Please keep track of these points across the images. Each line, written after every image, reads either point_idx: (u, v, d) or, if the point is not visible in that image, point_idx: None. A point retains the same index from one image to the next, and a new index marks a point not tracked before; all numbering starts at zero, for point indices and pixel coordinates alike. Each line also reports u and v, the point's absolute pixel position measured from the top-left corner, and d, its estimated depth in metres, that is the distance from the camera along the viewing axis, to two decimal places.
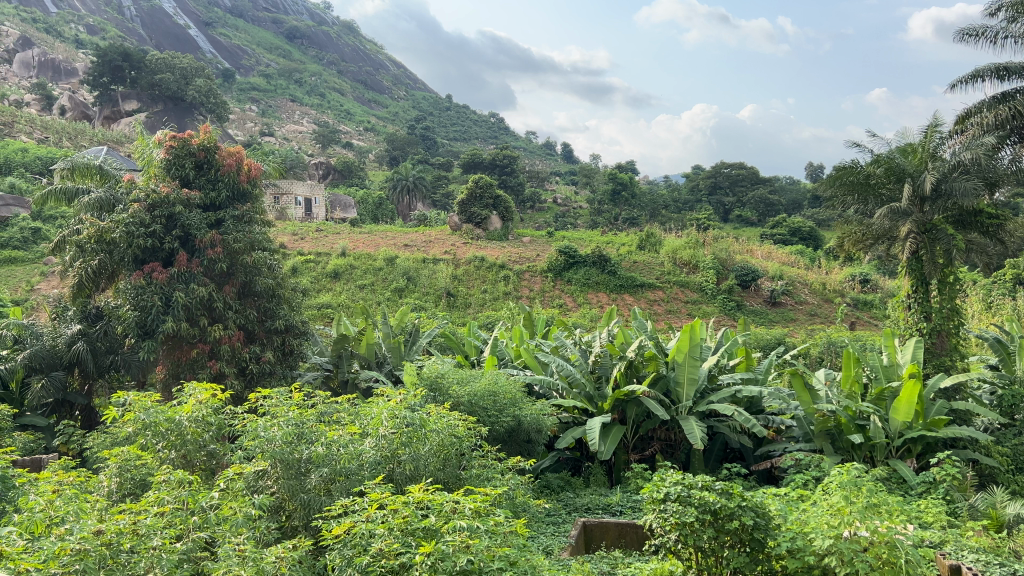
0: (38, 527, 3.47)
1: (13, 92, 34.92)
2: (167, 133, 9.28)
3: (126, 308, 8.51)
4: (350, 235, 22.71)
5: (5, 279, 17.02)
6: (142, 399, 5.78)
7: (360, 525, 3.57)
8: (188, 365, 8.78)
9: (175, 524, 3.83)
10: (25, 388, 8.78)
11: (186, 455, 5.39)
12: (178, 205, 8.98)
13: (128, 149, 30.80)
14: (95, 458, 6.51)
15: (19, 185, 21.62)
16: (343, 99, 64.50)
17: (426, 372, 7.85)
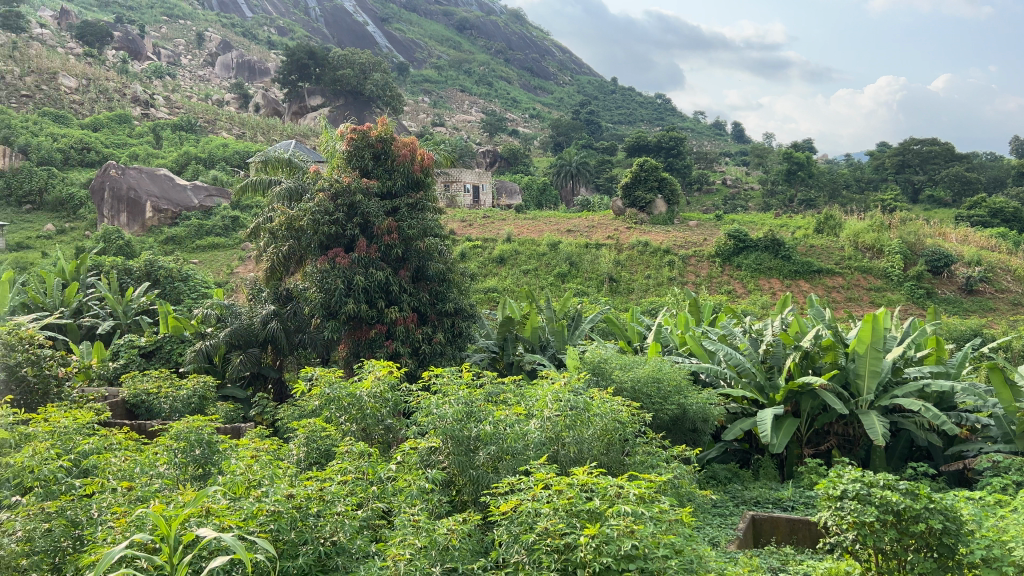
0: (239, 488, 3.82)
1: (215, 93, 38.36)
2: (348, 126, 9.81)
3: (312, 290, 9.16)
4: (515, 221, 23.14)
5: (210, 263, 18.76)
6: (328, 374, 6.23)
7: (525, 503, 3.64)
8: (366, 344, 9.30)
9: (357, 492, 4.10)
10: (227, 363, 9.78)
11: (365, 428, 5.74)
12: (358, 193, 9.47)
13: (314, 142, 32.98)
14: (286, 429, 7.09)
15: (220, 178, 23.78)
16: (510, 87, 65.54)
17: (589, 357, 7.89)
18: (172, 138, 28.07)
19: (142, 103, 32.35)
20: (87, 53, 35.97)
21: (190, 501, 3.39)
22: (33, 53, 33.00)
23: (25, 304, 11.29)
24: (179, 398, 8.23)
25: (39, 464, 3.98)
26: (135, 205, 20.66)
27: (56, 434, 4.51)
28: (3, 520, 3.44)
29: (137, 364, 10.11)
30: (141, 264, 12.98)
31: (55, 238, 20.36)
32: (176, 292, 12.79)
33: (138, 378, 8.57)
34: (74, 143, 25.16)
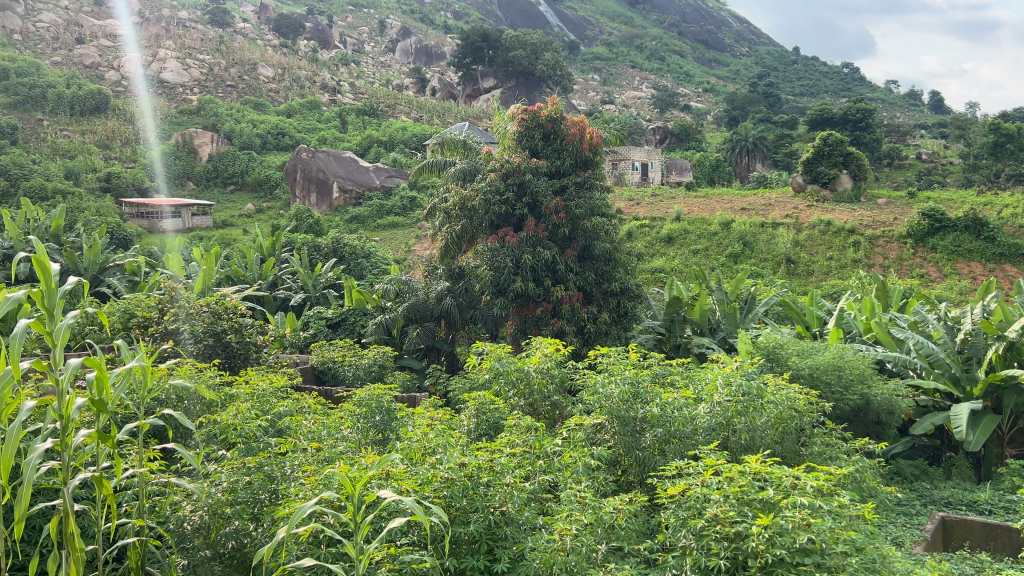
0: (415, 455, 4.01)
1: (395, 78, 40.30)
2: (519, 107, 9.97)
3: (483, 268, 9.45)
4: (686, 199, 22.57)
5: (389, 241, 19.72)
6: (498, 349, 6.40)
7: (694, 488, 3.56)
8: (533, 321, 9.45)
9: (525, 465, 4.20)
10: (404, 335, 10.29)
11: (533, 403, 5.85)
12: (528, 173, 9.63)
13: (487, 124, 33.70)
14: (458, 400, 7.39)
15: (399, 160, 24.90)
16: (683, 61, 63.70)
17: (763, 341, 7.57)
18: (357, 122, 29.71)
19: (329, 90, 34.48)
20: (283, 44, 38.82)
21: (370, 464, 3.60)
22: (236, 46, 36.19)
23: (230, 277, 12.37)
24: (361, 366, 8.79)
25: (242, 423, 4.38)
26: (323, 185, 22.21)
27: (256, 395, 4.94)
28: (212, 471, 3.83)
29: (324, 334, 10.87)
30: (329, 241, 13.88)
31: (255, 217, 22.23)
32: (359, 268, 13.61)
33: (325, 347, 9.20)
34: (271, 129, 27.32)
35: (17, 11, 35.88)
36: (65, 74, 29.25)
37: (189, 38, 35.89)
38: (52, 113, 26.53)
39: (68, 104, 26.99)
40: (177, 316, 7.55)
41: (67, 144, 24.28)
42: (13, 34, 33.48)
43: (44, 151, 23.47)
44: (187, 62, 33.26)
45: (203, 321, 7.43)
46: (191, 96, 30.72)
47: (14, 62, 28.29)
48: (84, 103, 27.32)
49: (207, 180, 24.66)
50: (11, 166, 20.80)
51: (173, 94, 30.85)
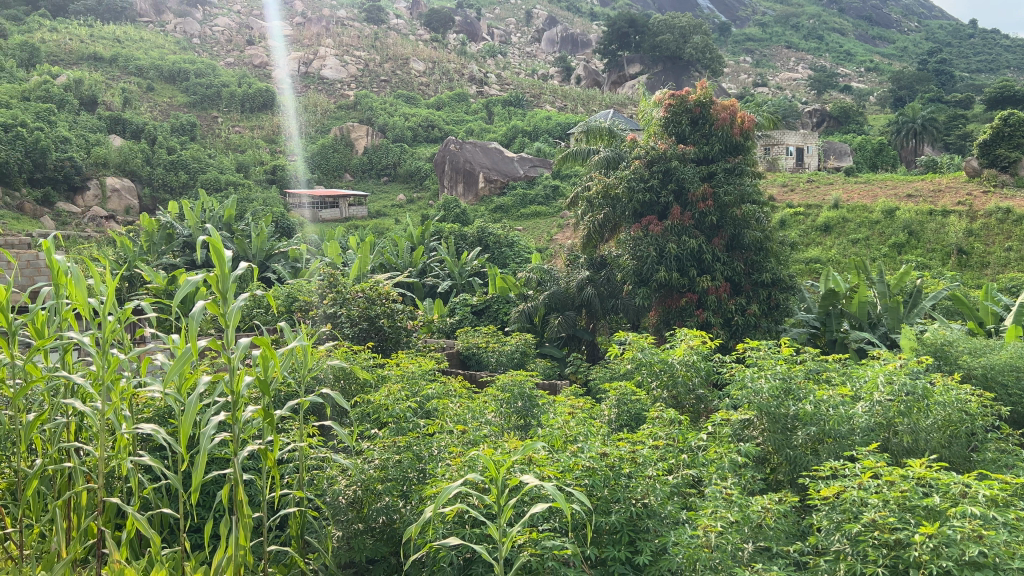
0: (557, 442, 4.03)
1: (541, 67, 40.69)
2: (667, 92, 9.80)
3: (625, 257, 9.39)
4: (845, 185, 21.35)
5: (532, 230, 19.94)
6: (640, 339, 6.34)
7: (850, 491, 3.37)
8: (677, 312, 9.24)
9: (668, 458, 4.14)
10: (545, 323, 10.36)
11: (677, 396, 5.74)
12: (674, 159, 9.46)
13: (633, 111, 33.24)
14: (598, 389, 7.38)
15: (544, 150, 25.04)
16: (844, 39, 60.09)
17: (930, 338, 7.07)
18: (503, 113, 30.10)
19: (477, 81, 35.16)
20: (433, 38, 39.96)
21: (513, 448, 3.66)
22: (390, 42, 37.63)
23: (382, 265, 12.92)
24: (503, 352, 8.95)
25: (392, 403, 4.58)
26: (470, 175, 22.77)
27: (405, 377, 5.13)
28: (364, 448, 4.02)
29: (468, 321, 11.15)
30: (474, 230, 14.20)
31: (405, 206, 23.10)
32: (503, 257, 13.83)
33: (470, 333, 9.43)
34: (422, 121, 28.21)
35: (196, 17, 39.21)
36: (238, 74, 31.60)
37: (347, 36, 37.74)
38: (226, 111, 28.75)
39: (239, 102, 29.21)
40: (336, 301, 8.00)
41: (239, 139, 26.25)
42: (194, 39, 36.60)
43: (219, 146, 25.49)
44: (345, 59, 34.99)
45: (359, 305, 7.83)
46: (348, 91, 32.29)
47: (194, 64, 30.88)
48: (254, 101, 29.47)
49: (363, 171, 25.83)
50: (190, 160, 22.78)
51: (331, 90, 32.55)
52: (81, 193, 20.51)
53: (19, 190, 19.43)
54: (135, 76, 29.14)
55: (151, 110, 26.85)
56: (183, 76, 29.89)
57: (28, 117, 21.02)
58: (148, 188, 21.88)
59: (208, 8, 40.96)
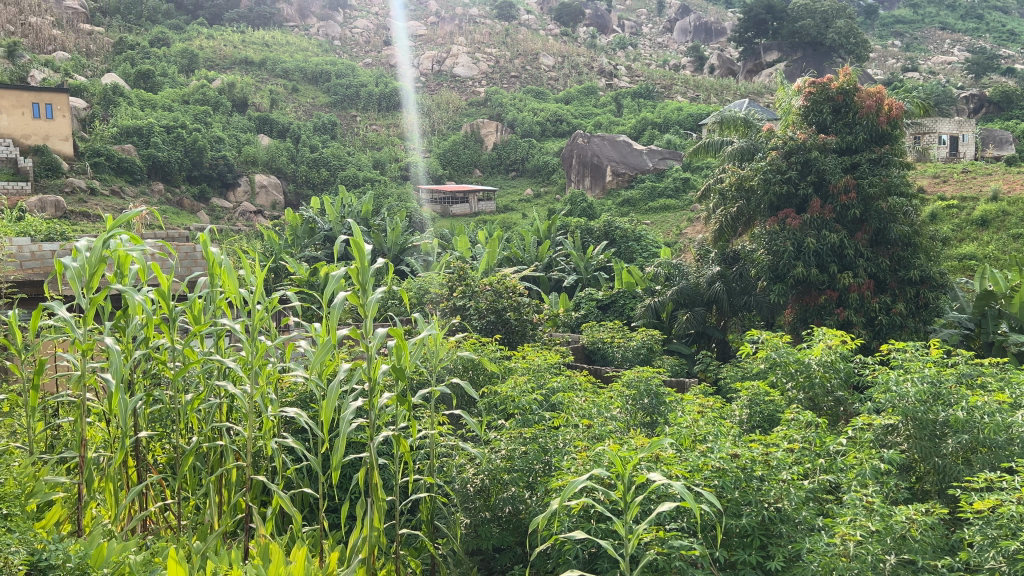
0: (686, 441, 3.96)
1: (673, 58, 40.01)
2: (807, 80, 9.42)
3: (760, 252, 9.08)
4: (1006, 176, 19.69)
5: (660, 224, 19.61)
6: (774, 338, 6.11)
7: (1007, 506, 3.12)
8: (816, 310, 8.83)
9: (803, 462, 3.99)
10: (673, 319, 10.15)
11: (814, 397, 5.50)
12: (814, 150, 9.07)
13: (770, 100, 32.00)
14: (729, 388, 7.21)
15: (674, 141, 24.52)
16: (1008, 17, 55.38)
17: None
18: (633, 105, 29.68)
19: (607, 74, 34.89)
20: (564, 32, 39.96)
21: (640, 445, 3.62)
22: (521, 37, 37.93)
23: (510, 258, 13.08)
24: (629, 348, 8.90)
25: (519, 395, 4.65)
26: (598, 169, 22.69)
27: (531, 370, 5.18)
28: (492, 438, 4.10)
29: (594, 315, 11.09)
30: (601, 224, 14.11)
31: (533, 201, 23.28)
32: (630, 252, 13.71)
33: (596, 327, 9.40)
34: (550, 116, 28.25)
35: (338, 20, 41.18)
36: (376, 74, 32.85)
37: (479, 33, 38.42)
38: (364, 110, 29.93)
39: (376, 101, 30.41)
40: (465, 293, 8.18)
41: (376, 137, 27.30)
42: (335, 41, 38.43)
43: (357, 143, 26.58)
44: (476, 56, 35.59)
45: (487, 298, 7.97)
46: (479, 88, 32.92)
47: (336, 65, 32.35)
48: (389, 101, 30.68)
49: (492, 167, 26.27)
50: (331, 157, 23.88)
51: (463, 87, 33.23)
52: (233, 189, 21.92)
53: (179, 187, 21.01)
54: (282, 78, 30.84)
55: (296, 110, 28.38)
56: (325, 77, 31.37)
57: (188, 119, 22.74)
58: (292, 185, 23.14)
59: (349, 11, 42.77)
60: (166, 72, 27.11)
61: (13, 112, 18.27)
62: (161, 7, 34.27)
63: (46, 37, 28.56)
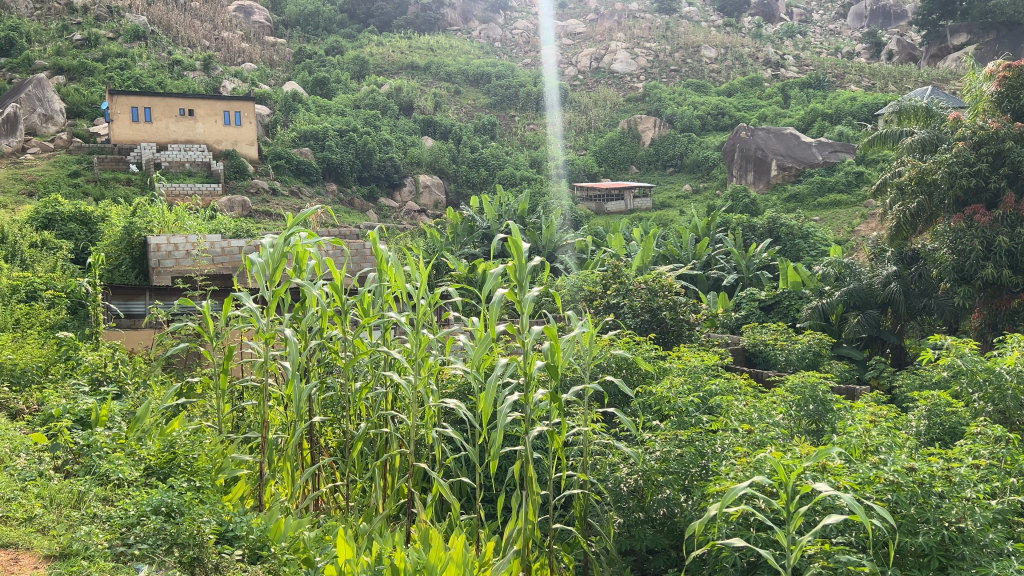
0: (855, 451, 3.74)
1: (846, 44, 37.90)
2: (1001, 64, 8.66)
3: (943, 251, 8.42)
4: None
5: (830, 221, 18.58)
6: (959, 344, 5.59)
7: None
8: (1008, 314, 8.11)
9: (991, 479, 3.66)
10: (843, 322, 9.55)
11: (1004, 410, 5.02)
12: (1009, 140, 8.28)
13: (957, 86, 29.43)
14: (905, 398, 6.75)
15: (846, 133, 23.08)
16: None
17: None
18: (801, 95, 28.23)
19: (773, 64, 33.46)
20: (727, 22, 38.76)
21: (804, 453, 3.46)
22: (682, 30, 37.14)
23: (666, 256, 12.86)
24: (794, 351, 8.49)
25: (675, 396, 4.55)
26: (762, 163, 21.85)
27: (687, 371, 5.06)
28: (646, 438, 4.04)
29: (755, 316, 10.65)
30: (765, 220, 13.54)
31: (692, 197, 22.81)
32: (796, 250, 13.10)
33: (758, 329, 9.07)
34: (712, 109, 27.41)
35: (499, 22, 42.14)
36: (534, 74, 33.34)
37: (638, 28, 38.04)
38: (522, 110, 30.42)
39: (534, 101, 30.89)
40: (620, 291, 8.14)
41: (533, 136, 27.68)
42: (496, 43, 39.36)
43: (516, 143, 27.04)
44: (635, 51, 35.29)
45: (642, 297, 7.88)
46: (637, 84, 32.63)
47: (496, 67, 33.06)
48: (547, 99, 31.04)
49: (650, 163, 25.98)
50: (490, 157, 24.45)
51: (621, 84, 33.06)
52: (399, 189, 22.94)
53: (350, 187, 22.30)
54: (445, 81, 31.95)
55: (458, 112, 29.32)
56: (486, 78, 32.19)
57: (359, 123, 24.05)
58: (454, 185, 23.85)
59: (509, 12, 43.65)
60: (340, 79, 28.80)
61: (208, 120, 20.17)
62: (336, 17, 36.41)
63: (236, 50, 31.05)
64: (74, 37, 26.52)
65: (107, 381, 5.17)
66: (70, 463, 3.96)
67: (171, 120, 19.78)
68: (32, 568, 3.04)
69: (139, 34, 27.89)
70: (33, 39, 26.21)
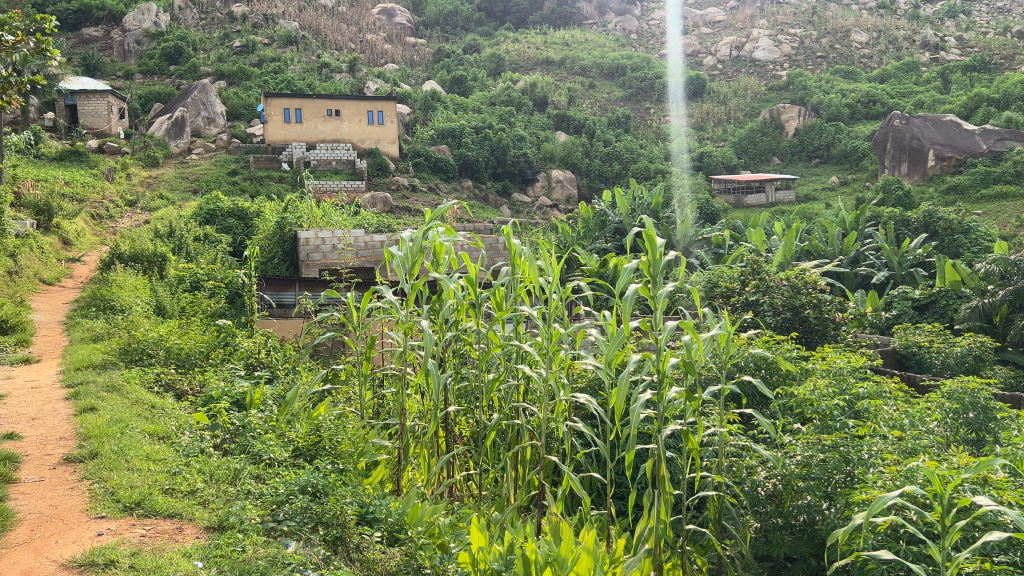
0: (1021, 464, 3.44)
1: (1017, 22, 34.79)
2: None
3: None
4: None
5: (995, 215, 17.18)
6: None
7: None
8: None
9: None
10: (1009, 325, 8.86)
11: None
12: None
13: None
14: None
15: (1016, 119, 21.24)
16: None
17: None
18: (964, 79, 26.19)
19: (931, 47, 31.26)
20: (880, 5, 36.60)
21: (964, 464, 3.24)
22: (830, 15, 35.43)
23: (810, 252, 12.31)
24: (952, 354, 7.89)
25: (819, 399, 4.34)
26: (917, 153, 20.49)
27: (832, 372, 4.81)
28: (786, 442, 3.89)
29: (908, 316, 10.00)
30: (920, 214, 12.71)
31: (839, 189, 21.74)
32: (955, 246, 12.12)
33: (911, 330, 8.55)
34: (862, 97, 25.91)
35: (635, 14, 41.71)
36: (671, 66, 32.78)
37: (783, 14, 36.64)
38: (658, 101, 29.98)
39: (671, 92, 30.36)
40: (759, 288, 7.87)
41: (669, 128, 27.19)
42: (632, 35, 38.98)
43: (651, 136, 26.66)
44: (779, 38, 33.95)
45: (783, 294, 7.57)
46: (780, 72, 31.40)
47: (631, 59, 32.71)
48: (684, 90, 30.41)
49: (793, 154, 24.96)
50: (623, 151, 24.27)
51: (763, 72, 31.93)
52: (532, 184, 23.17)
53: (485, 182, 22.72)
54: (580, 75, 32.00)
55: (592, 106, 29.24)
56: (621, 71, 31.90)
57: (495, 120, 24.47)
58: (586, 179, 23.80)
59: (646, 3, 43.09)
60: (477, 77, 29.39)
61: (353, 120, 21.11)
62: (473, 16, 37.20)
63: (379, 51, 32.23)
64: (234, 44, 28.41)
65: (260, 366, 5.51)
66: (227, 442, 4.25)
67: (320, 120, 20.77)
68: (194, 538, 3.29)
69: (291, 39, 29.53)
70: (199, 46, 28.27)
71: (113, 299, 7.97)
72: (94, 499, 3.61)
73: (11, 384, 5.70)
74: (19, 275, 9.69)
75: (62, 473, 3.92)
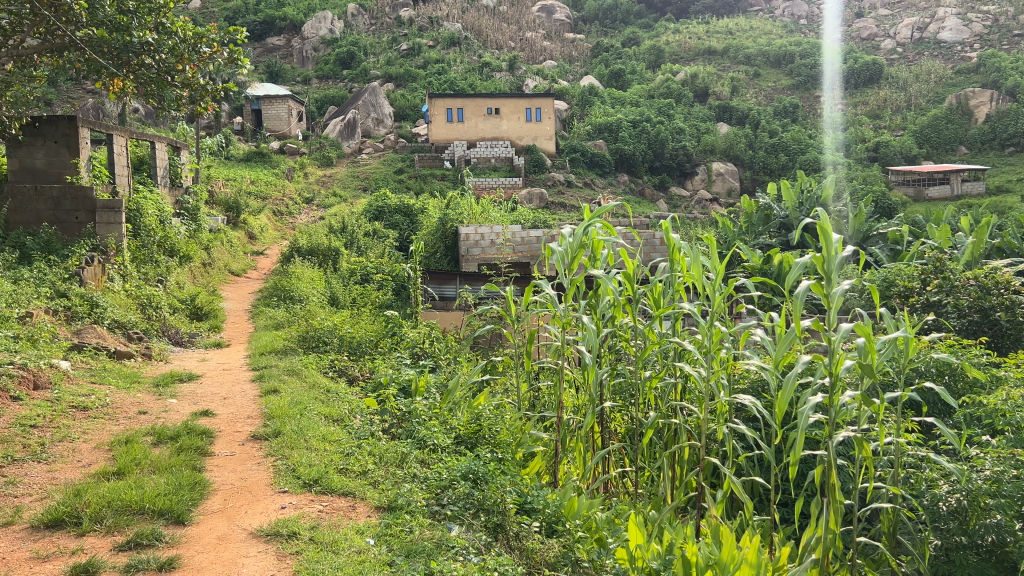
0: None
1: None
2: None
3: None
4: None
5: None
6: None
7: None
8: None
9: None
10: None
11: None
12: None
13: None
14: None
15: None
16: None
17: None
18: None
19: None
20: None
21: None
22: None
23: (1002, 248, 11.16)
24: None
25: (1013, 410, 3.95)
26: None
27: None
28: (974, 455, 3.58)
29: None
30: None
31: None
32: None
33: None
34: None
35: None
36: (845, 51, 31.05)
37: None
38: (830, 88, 28.47)
39: (845, 78, 28.74)
40: (942, 288, 7.26)
41: (841, 117, 25.73)
42: (801, 20, 37.29)
43: (821, 125, 25.35)
44: (969, 17, 31.46)
45: (971, 294, 6.96)
46: (970, 53, 29.00)
47: (800, 45, 31.32)
48: (858, 77, 28.69)
49: (983, 142, 22.94)
50: (790, 141, 23.13)
51: (949, 54, 29.64)
52: (691, 177, 22.74)
53: (642, 176, 22.46)
54: (744, 64, 30.94)
55: (757, 95, 28.16)
56: (789, 58, 30.55)
57: (654, 113, 24.19)
58: (749, 171, 22.94)
59: None
60: (636, 70, 29.12)
61: (512, 118, 21.59)
62: (633, 9, 36.91)
63: (539, 48, 32.50)
64: (402, 47, 29.71)
65: (425, 355, 5.73)
66: (395, 427, 4.47)
67: (481, 119, 21.39)
68: (365, 516, 3.47)
69: (455, 40, 30.48)
70: (369, 51, 29.77)
71: (293, 289, 8.58)
72: (277, 474, 3.89)
73: (206, 365, 6.27)
74: (212, 266, 10.60)
75: (250, 448, 4.25)
